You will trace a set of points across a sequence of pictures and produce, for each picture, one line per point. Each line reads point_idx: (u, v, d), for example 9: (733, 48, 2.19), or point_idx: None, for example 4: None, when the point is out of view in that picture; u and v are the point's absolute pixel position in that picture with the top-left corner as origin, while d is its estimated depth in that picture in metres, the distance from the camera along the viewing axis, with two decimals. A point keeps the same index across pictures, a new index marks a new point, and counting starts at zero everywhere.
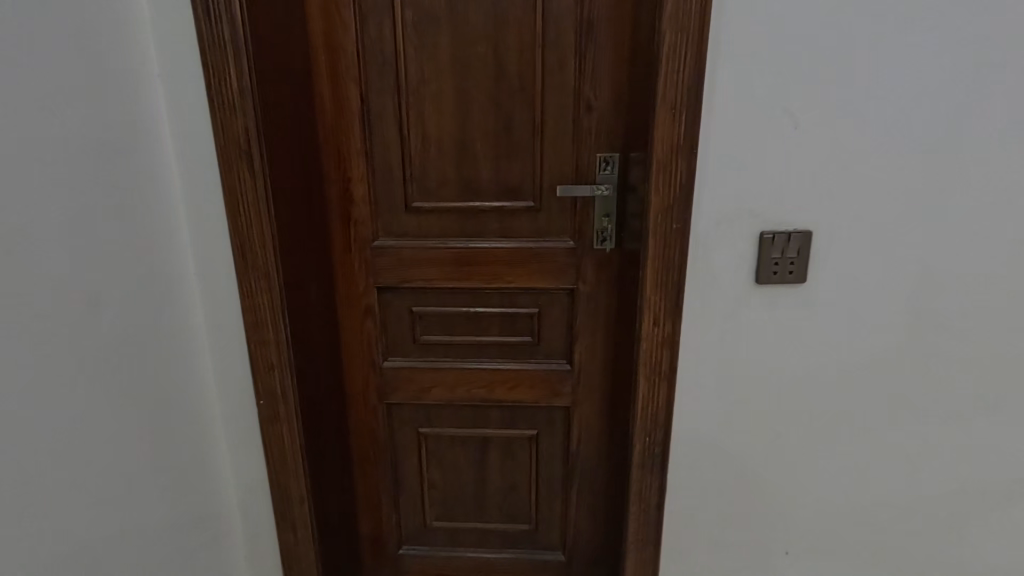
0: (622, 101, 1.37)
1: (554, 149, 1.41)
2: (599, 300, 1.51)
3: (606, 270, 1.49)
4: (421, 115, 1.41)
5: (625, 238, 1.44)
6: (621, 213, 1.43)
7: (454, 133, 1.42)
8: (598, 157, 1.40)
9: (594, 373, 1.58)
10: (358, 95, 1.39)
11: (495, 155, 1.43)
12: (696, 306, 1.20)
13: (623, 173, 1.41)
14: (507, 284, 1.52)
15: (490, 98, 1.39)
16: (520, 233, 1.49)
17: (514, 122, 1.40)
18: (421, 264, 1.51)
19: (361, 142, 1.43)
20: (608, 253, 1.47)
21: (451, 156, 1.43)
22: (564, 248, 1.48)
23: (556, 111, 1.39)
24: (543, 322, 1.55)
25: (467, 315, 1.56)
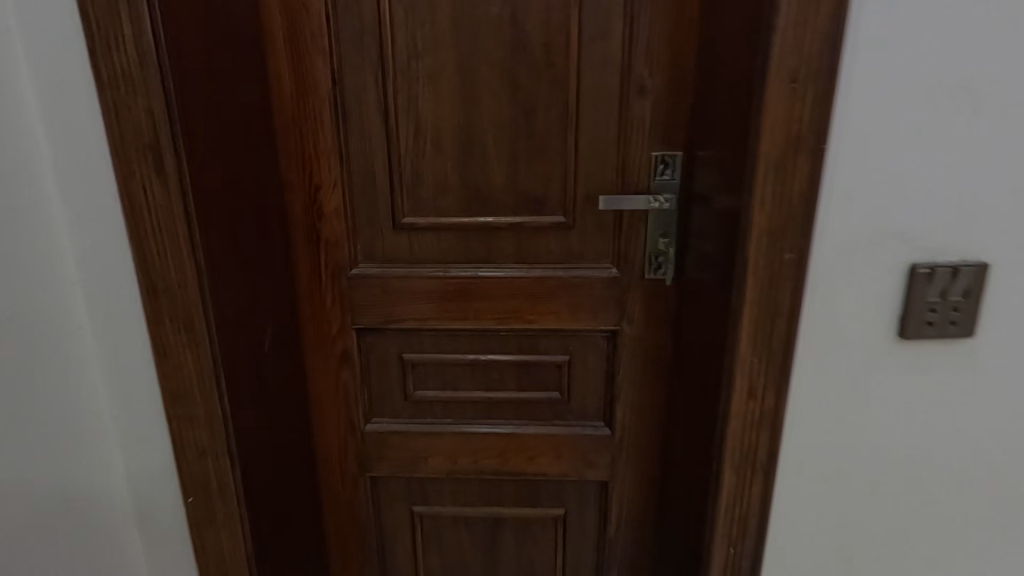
0: (685, 80, 1.01)
1: (592, 147, 1.05)
2: (649, 346, 1.16)
3: (659, 307, 1.13)
4: (411, 100, 1.04)
5: (687, 266, 1.08)
6: (681, 234, 1.07)
7: (457, 124, 1.05)
8: (653, 157, 1.04)
9: (640, 438, 1.21)
10: (328, 72, 1.03)
11: (513, 154, 1.06)
12: (810, 370, 0.83)
13: (685, 180, 1.05)
14: (527, 325, 1.15)
15: (503, 76, 1.03)
16: (545, 258, 1.12)
17: (538, 108, 1.04)
18: (414, 299, 1.14)
19: (332, 136, 1.06)
20: (663, 284, 1.11)
21: (453, 155, 1.07)
22: (604, 277, 1.11)
23: (595, 95, 1.02)
24: (573, 373, 1.19)
25: (474, 365, 1.19)
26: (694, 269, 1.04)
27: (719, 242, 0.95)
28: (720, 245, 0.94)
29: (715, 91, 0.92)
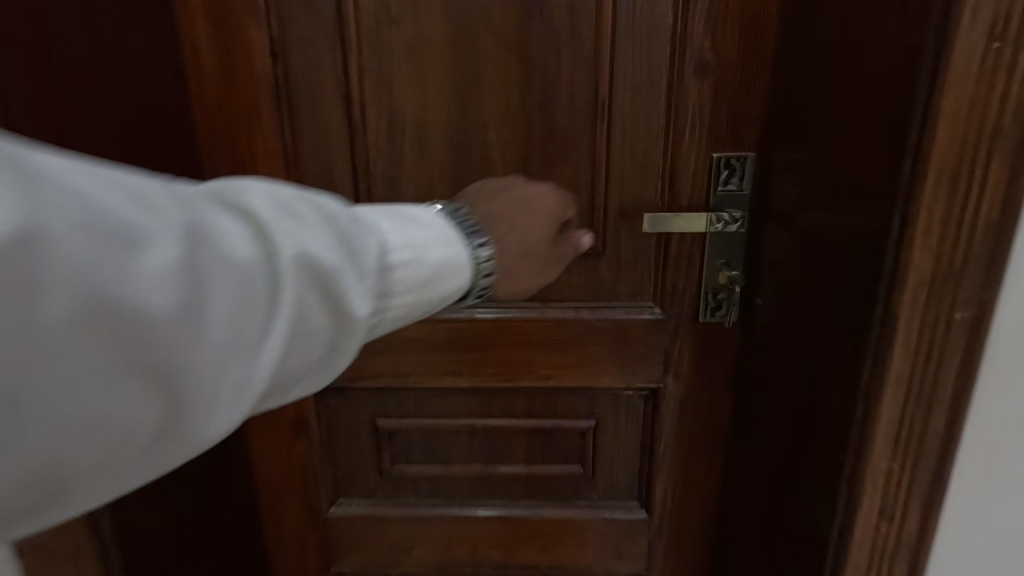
0: (762, 53, 0.73)
1: (630, 147, 0.77)
2: (702, 409, 0.88)
3: (717, 359, 0.85)
4: (382, 82, 0.76)
5: (755, 307, 0.80)
6: (748, 263, 0.80)
7: (448, 115, 0.77)
8: (715, 160, 0.76)
9: (686, 522, 0.94)
10: (266, 41, 0.74)
11: (523, 156, 0.78)
12: (975, 480, 0.56)
13: (756, 191, 0.77)
14: (541, 381, 0.87)
15: (511, 48, 0.75)
16: (565, 294, 0.84)
17: (558, 94, 0.76)
18: (387, 348, 0.87)
19: (274, 132, 0.77)
20: (722, 329, 0.83)
21: (444, 158, 0.79)
22: (643, 320, 0.84)
23: (637, 74, 0.75)
24: (600, 441, 0.91)
25: (471, 431, 0.91)
26: (767, 312, 0.77)
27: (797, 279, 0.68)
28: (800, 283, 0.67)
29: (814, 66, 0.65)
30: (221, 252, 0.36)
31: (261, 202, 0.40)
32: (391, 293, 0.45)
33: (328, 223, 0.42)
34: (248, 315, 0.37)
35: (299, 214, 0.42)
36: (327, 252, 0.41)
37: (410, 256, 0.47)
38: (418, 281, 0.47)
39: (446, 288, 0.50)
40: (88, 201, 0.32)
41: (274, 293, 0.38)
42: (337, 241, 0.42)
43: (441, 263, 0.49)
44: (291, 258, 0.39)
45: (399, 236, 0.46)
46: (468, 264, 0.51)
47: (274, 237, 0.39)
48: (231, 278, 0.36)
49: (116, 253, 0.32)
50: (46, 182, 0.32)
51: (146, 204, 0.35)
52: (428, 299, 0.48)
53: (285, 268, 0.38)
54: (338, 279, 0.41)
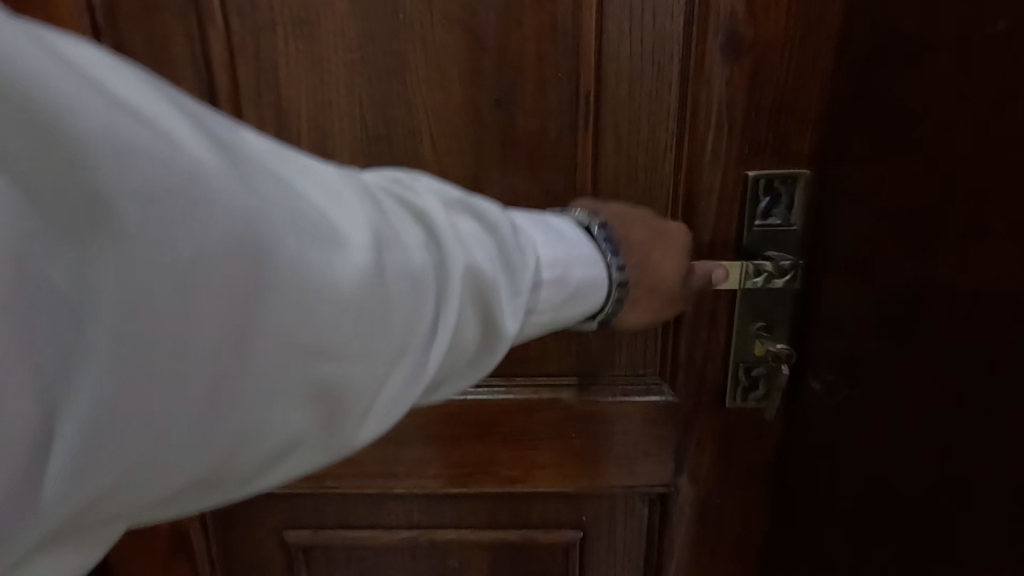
0: (828, 21, 0.49)
1: (624, 164, 0.54)
2: (731, 521, 0.64)
3: (751, 455, 0.61)
4: (264, 72, 0.52)
5: (805, 392, 0.56)
6: (796, 329, 0.56)
7: (364, 119, 0.54)
8: (750, 181, 0.52)
9: None
10: (88, 14, 0.51)
11: (474, 176, 0.55)
12: None
13: (807, 227, 0.53)
14: (507, 484, 0.64)
15: (451, 19, 0.51)
16: (537, 369, 0.60)
17: (521, 87, 0.53)
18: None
19: None
20: (756, 416, 0.60)
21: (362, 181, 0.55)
22: (645, 404, 0.60)
23: (634, 57, 0.51)
24: (588, 558, 0.67)
25: (415, 548, 0.67)
26: (830, 406, 0.53)
27: (911, 376, 0.43)
28: (923, 384, 0.42)
29: (931, 42, 0.41)
30: (401, 259, 0.31)
31: (429, 202, 0.35)
32: (533, 315, 0.38)
33: (490, 230, 0.36)
34: (418, 319, 0.31)
35: (450, 211, 0.36)
36: (489, 264, 0.34)
37: (552, 274, 0.39)
38: (561, 299, 0.40)
39: (581, 313, 0.42)
40: (309, 196, 0.29)
41: (439, 290, 0.32)
42: (493, 240, 0.36)
43: (584, 283, 0.41)
44: (458, 269, 0.33)
45: (550, 250, 0.39)
46: (599, 299, 0.42)
47: (446, 243, 0.33)
48: (404, 271, 0.31)
49: (329, 251, 0.28)
50: (272, 173, 0.29)
51: (343, 200, 0.31)
52: (560, 325, 0.41)
53: (451, 264, 0.32)
54: (495, 295, 0.34)
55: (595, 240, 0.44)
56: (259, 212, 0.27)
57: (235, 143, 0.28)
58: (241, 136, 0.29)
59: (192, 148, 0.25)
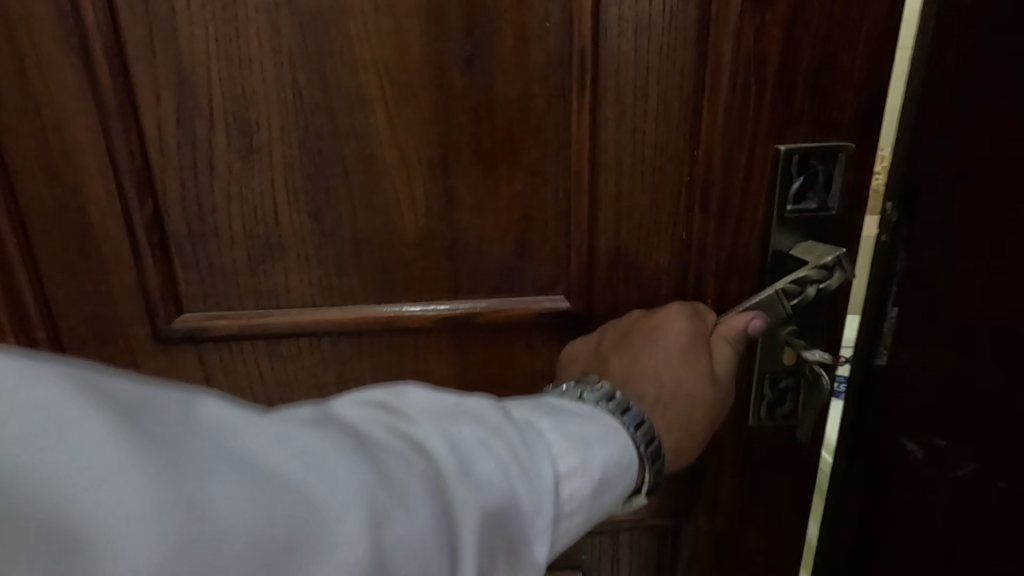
0: None
1: (630, 139, 0.44)
2: (752, 554, 0.56)
3: (774, 482, 0.53)
4: (156, 17, 0.39)
5: (890, 447, 0.49)
6: (874, 364, 0.48)
7: (296, 83, 0.41)
8: (783, 156, 0.43)
9: None
10: None
11: (441, 157, 0.44)
12: None
13: (891, 254, 0.45)
14: None
15: None
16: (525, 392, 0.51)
17: (500, 38, 0.41)
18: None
19: None
20: (786, 434, 0.51)
21: (299, 165, 0.43)
22: None
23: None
24: None
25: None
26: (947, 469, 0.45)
27: None
28: None
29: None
30: (405, 529, 0.26)
31: (424, 425, 0.30)
32: (561, 525, 0.32)
33: (495, 442, 0.30)
34: None
35: (458, 430, 0.30)
36: (499, 491, 0.29)
37: (577, 467, 0.32)
38: (595, 495, 0.33)
39: (618, 498, 0.35)
40: (299, 481, 0.24)
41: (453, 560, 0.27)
42: (508, 466, 0.30)
43: (613, 466, 0.34)
44: (472, 515, 0.27)
45: (563, 436, 0.33)
46: (636, 464, 0.36)
47: (449, 482, 0.28)
48: (412, 553, 0.25)
49: (320, 556, 0.23)
50: (247, 471, 0.24)
51: (336, 466, 0.25)
52: (595, 520, 0.34)
53: (463, 524, 0.27)
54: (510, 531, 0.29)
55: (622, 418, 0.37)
56: (238, 549, 0.22)
57: (201, 453, 0.23)
58: (203, 428, 0.24)
59: (154, 497, 0.22)
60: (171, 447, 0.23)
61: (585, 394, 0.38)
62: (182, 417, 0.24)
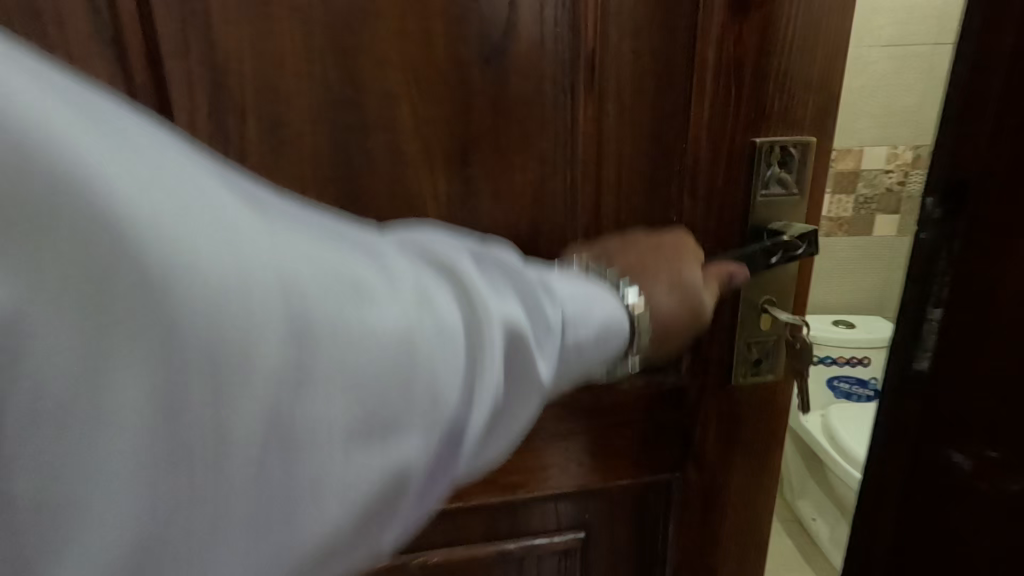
0: None
1: (629, 131, 0.49)
2: (735, 501, 0.63)
3: (755, 434, 0.60)
4: (190, 17, 0.41)
5: (933, 466, 0.39)
6: (914, 368, 0.37)
7: (326, 79, 0.44)
8: (760, 147, 0.50)
9: None
10: None
11: (461, 150, 0.48)
12: None
13: (937, 245, 0.35)
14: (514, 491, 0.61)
15: None
16: None
17: (514, 38, 0.46)
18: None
19: None
20: (764, 390, 0.59)
21: (327, 159, 0.46)
22: (649, 390, 0.59)
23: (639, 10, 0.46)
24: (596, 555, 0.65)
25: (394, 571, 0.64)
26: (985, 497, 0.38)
27: None
28: None
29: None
30: (441, 315, 0.27)
31: (458, 247, 0.32)
32: (563, 366, 0.34)
33: (520, 273, 0.33)
34: (451, 391, 0.27)
35: (487, 257, 0.32)
36: (521, 310, 0.31)
37: (582, 315, 0.35)
38: (593, 344, 0.36)
39: (611, 357, 0.38)
40: (350, 258, 0.26)
41: (479, 355, 0.28)
42: (528, 290, 0.32)
43: (611, 324, 0.37)
44: (501, 317, 0.29)
45: (570, 288, 0.36)
46: (627, 323, 0.38)
47: (474, 293, 0.29)
48: (447, 335, 0.27)
49: (368, 314, 0.25)
50: (307, 231, 0.25)
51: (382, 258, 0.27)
52: (590, 372, 0.37)
53: (493, 320, 0.29)
54: (530, 347, 0.31)
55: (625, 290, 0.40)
56: (298, 281, 0.23)
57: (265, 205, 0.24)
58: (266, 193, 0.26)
59: (224, 214, 0.22)
60: (238, 190, 0.24)
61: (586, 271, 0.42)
62: (245, 181, 0.25)
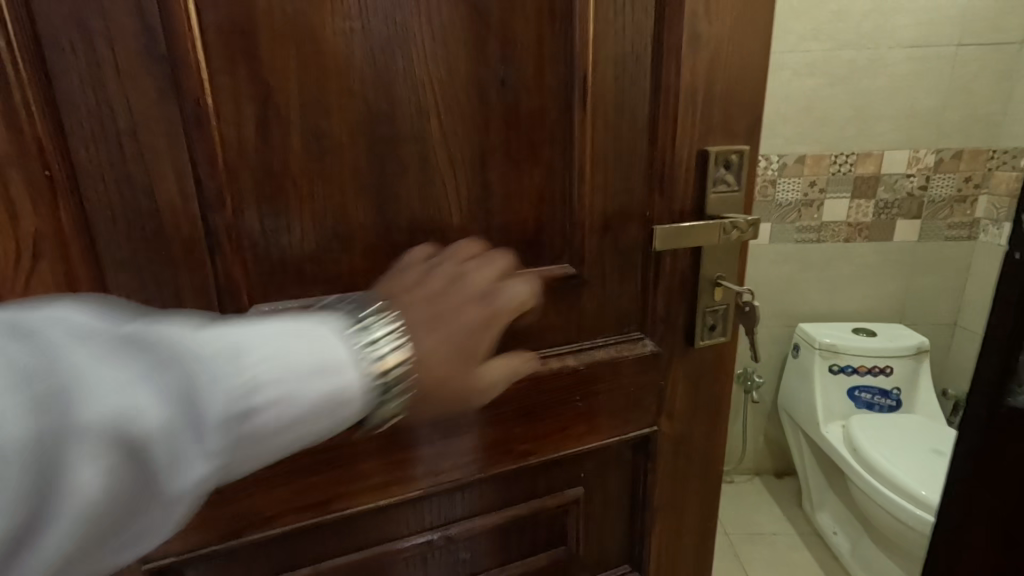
0: (759, 23, 0.65)
1: (615, 146, 0.65)
2: (692, 436, 0.85)
3: (707, 378, 0.82)
4: (259, 61, 0.50)
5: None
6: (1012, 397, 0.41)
7: (369, 105, 0.54)
8: (709, 153, 0.68)
9: (680, 551, 0.92)
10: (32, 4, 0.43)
11: (481, 157, 0.60)
12: None
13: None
14: (530, 450, 0.76)
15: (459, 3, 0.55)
16: (546, 344, 0.72)
17: (526, 73, 0.59)
18: (293, 485, 0.64)
19: (94, 153, 0.48)
20: (715, 338, 0.79)
21: (365, 166, 0.56)
22: (636, 355, 0.77)
23: (623, 62, 0.62)
24: (590, 492, 0.85)
25: (429, 546, 0.77)
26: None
27: None
28: None
29: None
30: (63, 417, 0.30)
31: (141, 336, 0.35)
32: (259, 435, 0.37)
33: (195, 359, 0.35)
34: (69, 486, 0.30)
35: (170, 340, 0.35)
36: (181, 397, 0.34)
37: (282, 384, 0.37)
38: (301, 412, 0.38)
39: (338, 420, 0.40)
40: None
41: (111, 449, 0.32)
42: (200, 377, 0.35)
43: (326, 391, 0.39)
44: (137, 413, 0.32)
45: (280, 354, 0.38)
46: (362, 389, 0.41)
47: (113, 399, 0.32)
48: (60, 436, 0.30)
49: None
50: None
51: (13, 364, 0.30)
52: (313, 437, 0.39)
53: (124, 420, 0.32)
54: (181, 435, 0.34)
55: (363, 352, 0.42)
56: None
57: None
58: None
59: None
60: None
61: (351, 322, 0.43)
62: None
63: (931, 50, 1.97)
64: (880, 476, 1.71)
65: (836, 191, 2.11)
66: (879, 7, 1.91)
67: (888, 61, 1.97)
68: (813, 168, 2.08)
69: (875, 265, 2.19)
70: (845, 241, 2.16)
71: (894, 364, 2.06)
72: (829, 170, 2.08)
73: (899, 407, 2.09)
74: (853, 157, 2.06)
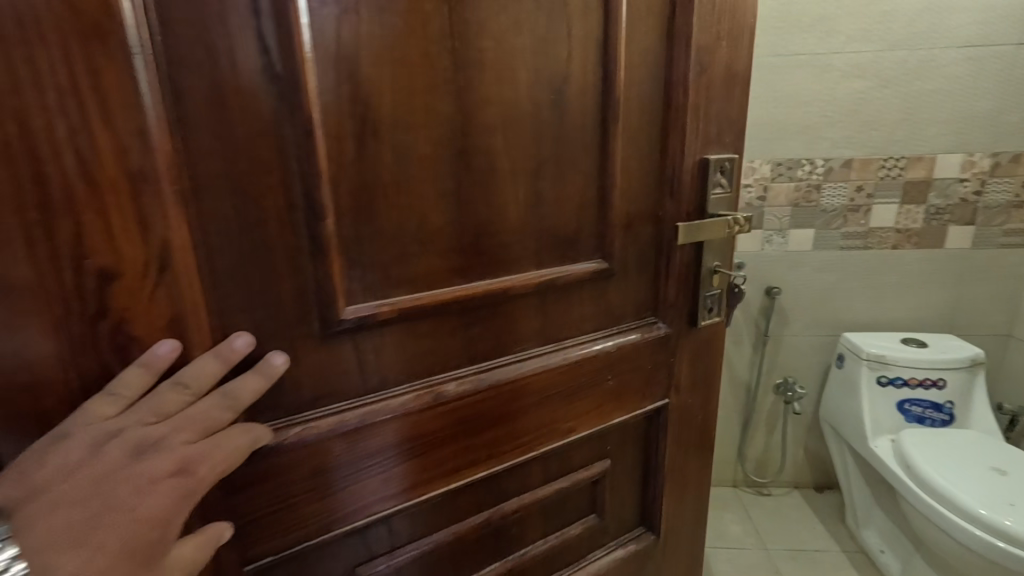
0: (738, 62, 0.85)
1: (631, 160, 0.82)
2: (695, 404, 1.02)
3: (708, 351, 1.00)
4: (362, 105, 0.65)
5: None
6: None
7: (442, 137, 0.70)
8: (710, 162, 0.86)
9: (686, 505, 1.09)
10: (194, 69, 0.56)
11: (536, 169, 0.77)
12: None
13: None
14: (571, 427, 0.91)
15: (512, 51, 0.72)
16: (579, 330, 0.88)
17: (566, 101, 0.76)
18: (382, 471, 0.77)
19: (229, 183, 0.60)
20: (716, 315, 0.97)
21: (443, 180, 0.72)
22: (653, 336, 0.93)
23: (639, 98, 0.80)
24: (617, 464, 0.99)
25: (485, 521, 0.89)
26: None
27: None
28: None
29: None
30: None
31: None
32: None
33: None
34: None
35: None
36: None
37: None
38: None
39: None
40: None
41: None
42: None
43: None
44: None
45: None
46: None
47: None
48: None
49: None
50: None
51: None
52: None
53: None
54: None
55: None
56: None
57: None
58: None
59: None
60: None
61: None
62: None
63: (986, 50, 1.97)
64: (933, 492, 1.72)
65: (883, 197, 2.14)
66: (931, 7, 1.94)
67: (939, 62, 1.99)
68: (860, 172, 2.13)
69: (917, 269, 2.20)
70: (893, 248, 2.19)
71: (946, 376, 2.06)
72: (877, 175, 2.12)
73: (953, 421, 2.10)
74: (902, 161, 2.09)
